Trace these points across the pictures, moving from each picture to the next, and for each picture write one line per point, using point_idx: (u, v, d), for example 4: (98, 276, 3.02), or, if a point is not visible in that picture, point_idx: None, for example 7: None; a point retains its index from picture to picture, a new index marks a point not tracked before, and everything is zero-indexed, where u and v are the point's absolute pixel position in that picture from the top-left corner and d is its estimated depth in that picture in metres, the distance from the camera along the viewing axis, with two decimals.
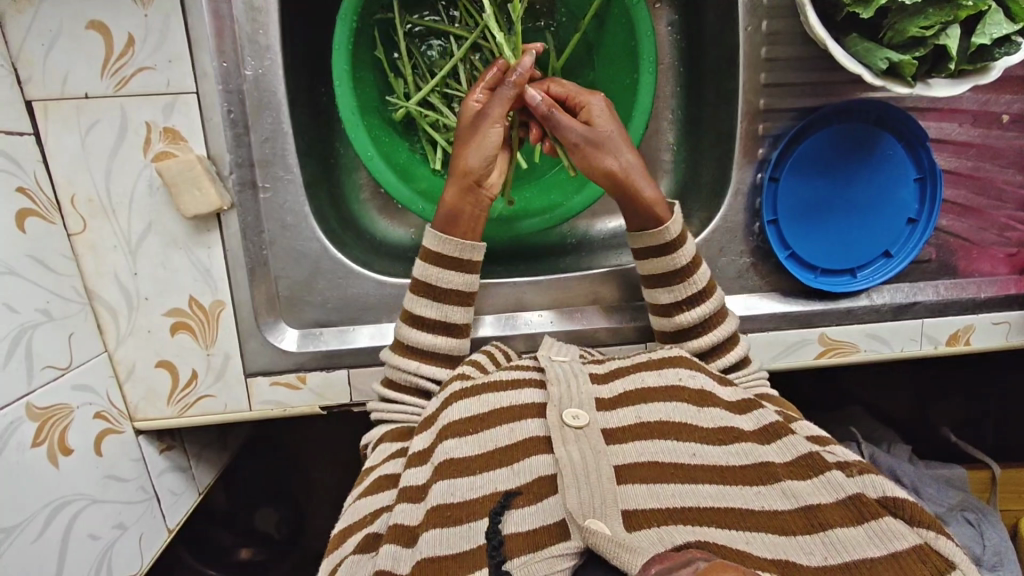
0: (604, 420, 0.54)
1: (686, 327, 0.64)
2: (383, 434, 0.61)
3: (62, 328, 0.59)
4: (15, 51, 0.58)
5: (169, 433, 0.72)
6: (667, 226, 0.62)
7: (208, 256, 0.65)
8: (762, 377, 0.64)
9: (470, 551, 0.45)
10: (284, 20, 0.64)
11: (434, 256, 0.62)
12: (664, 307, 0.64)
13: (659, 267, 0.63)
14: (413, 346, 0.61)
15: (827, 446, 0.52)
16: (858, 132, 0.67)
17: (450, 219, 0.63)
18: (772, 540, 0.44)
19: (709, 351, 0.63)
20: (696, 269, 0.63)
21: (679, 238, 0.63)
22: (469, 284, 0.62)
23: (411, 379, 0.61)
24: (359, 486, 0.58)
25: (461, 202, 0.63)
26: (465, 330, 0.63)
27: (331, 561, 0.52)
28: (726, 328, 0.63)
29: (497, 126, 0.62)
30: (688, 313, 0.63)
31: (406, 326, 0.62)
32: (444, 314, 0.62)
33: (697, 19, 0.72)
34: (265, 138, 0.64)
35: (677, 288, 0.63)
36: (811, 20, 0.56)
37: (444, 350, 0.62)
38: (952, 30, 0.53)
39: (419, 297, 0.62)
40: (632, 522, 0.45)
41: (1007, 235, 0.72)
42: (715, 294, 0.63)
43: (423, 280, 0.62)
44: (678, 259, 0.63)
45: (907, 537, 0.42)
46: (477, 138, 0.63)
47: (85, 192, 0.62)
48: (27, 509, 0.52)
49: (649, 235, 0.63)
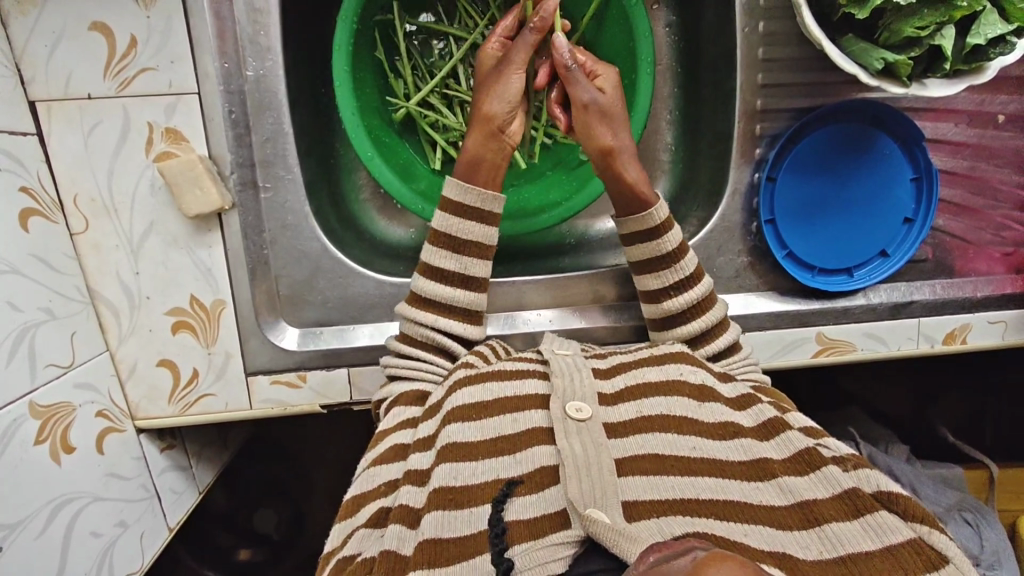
0: (606, 415, 0.54)
1: (674, 312, 0.64)
2: (399, 395, 0.61)
3: (65, 327, 0.59)
4: (19, 52, 0.59)
5: (170, 432, 0.72)
6: (653, 210, 0.63)
7: (210, 256, 0.65)
8: (756, 368, 0.64)
9: (472, 536, 0.45)
10: (285, 21, 0.64)
11: (457, 206, 0.62)
12: (652, 293, 0.65)
13: (648, 253, 0.64)
14: (431, 298, 0.62)
15: (821, 438, 0.52)
16: (855, 131, 0.68)
17: (473, 166, 0.63)
18: (768, 533, 0.44)
19: (699, 337, 0.63)
20: (683, 254, 0.63)
21: (667, 222, 0.63)
22: (488, 236, 0.63)
23: (428, 334, 0.61)
24: (373, 451, 0.58)
25: (484, 148, 0.64)
26: (483, 284, 0.63)
27: (341, 531, 0.52)
28: (716, 313, 0.63)
29: (518, 72, 0.63)
30: (677, 298, 0.63)
31: (424, 279, 0.62)
32: (465, 268, 0.62)
33: (695, 21, 0.73)
34: (266, 139, 0.65)
35: (666, 272, 0.63)
36: (807, 21, 0.57)
37: (463, 304, 0.62)
38: (947, 31, 0.54)
39: (437, 249, 0.62)
40: (632, 512, 0.45)
41: (1003, 234, 0.72)
42: (703, 278, 0.64)
43: (444, 231, 0.62)
44: (664, 244, 0.63)
45: (901, 531, 0.43)
46: (500, 84, 0.63)
47: (87, 192, 0.62)
48: (29, 507, 0.52)
49: (636, 220, 0.63)
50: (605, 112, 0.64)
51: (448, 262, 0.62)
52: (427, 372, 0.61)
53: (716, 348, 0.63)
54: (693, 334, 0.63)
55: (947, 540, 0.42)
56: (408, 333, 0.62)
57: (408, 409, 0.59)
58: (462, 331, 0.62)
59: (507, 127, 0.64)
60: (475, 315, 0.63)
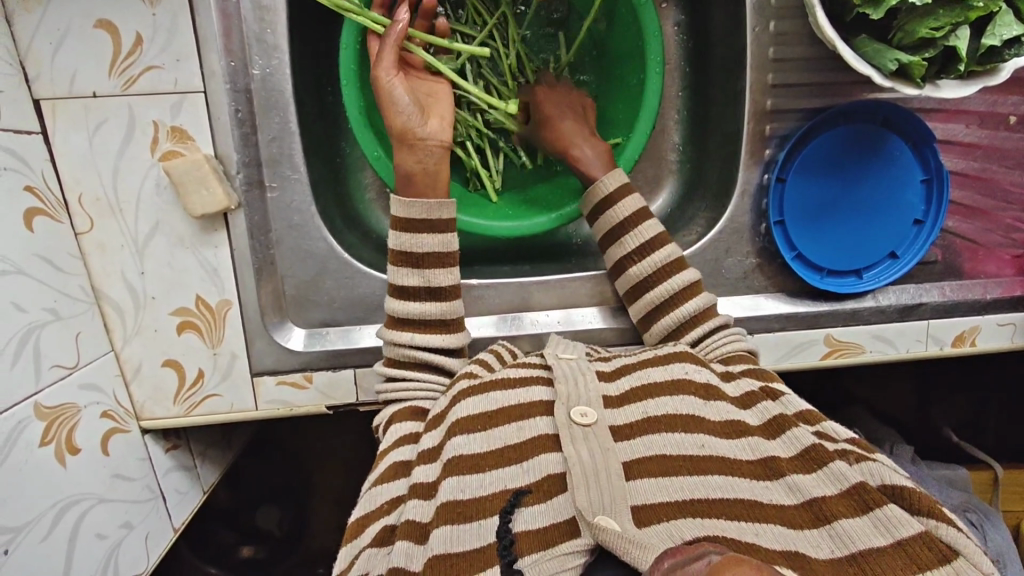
0: (612, 417, 0.53)
1: (639, 280, 0.65)
2: (393, 413, 0.61)
3: (69, 328, 0.59)
4: (24, 50, 0.58)
5: (174, 432, 0.72)
6: (603, 181, 0.66)
7: (216, 257, 0.65)
8: (742, 341, 0.63)
9: (480, 548, 0.44)
10: (292, 19, 0.64)
11: (404, 223, 0.61)
12: (619, 263, 0.66)
13: (606, 222, 0.66)
14: (401, 316, 0.61)
15: (820, 424, 0.52)
16: (867, 133, 0.67)
17: (409, 180, 0.63)
18: (780, 532, 0.44)
19: (668, 301, 0.63)
20: (641, 221, 0.65)
21: (617, 192, 0.66)
22: (445, 245, 0.62)
23: (411, 353, 0.61)
24: (373, 472, 0.58)
25: (411, 162, 0.63)
26: (453, 292, 0.62)
27: (348, 553, 0.52)
28: (679, 276, 0.63)
29: (395, 79, 0.62)
30: (638, 265, 0.64)
31: (393, 299, 0.62)
32: (427, 280, 0.61)
33: (704, 20, 0.72)
34: (273, 138, 0.64)
35: (625, 238, 0.65)
36: (820, 21, 0.56)
37: (433, 313, 0.61)
38: (962, 31, 0.53)
39: (397, 267, 0.61)
40: (641, 517, 0.45)
41: (1013, 236, 0.72)
42: (668, 244, 0.64)
43: (400, 249, 0.61)
44: (620, 211, 0.65)
45: (911, 525, 0.42)
46: (388, 96, 0.62)
47: (91, 191, 0.62)
48: (34, 509, 0.52)
49: (590, 192, 0.67)
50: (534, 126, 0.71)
51: (411, 277, 0.61)
52: (420, 392, 0.61)
53: (681, 316, 0.63)
54: (659, 299, 0.63)
55: (956, 531, 0.41)
56: (393, 356, 0.62)
57: (403, 425, 0.59)
58: (441, 343, 0.62)
59: (422, 139, 0.63)
60: (452, 323, 0.63)
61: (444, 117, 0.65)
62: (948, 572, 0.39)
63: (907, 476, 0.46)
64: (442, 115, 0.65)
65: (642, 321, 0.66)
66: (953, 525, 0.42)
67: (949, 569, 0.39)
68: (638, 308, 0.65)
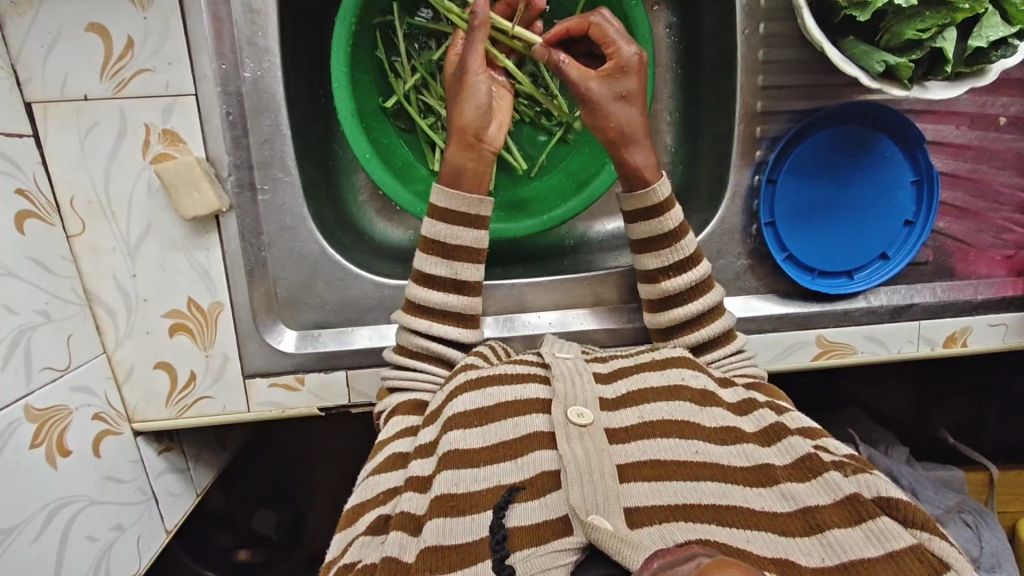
0: (608, 420, 0.53)
1: (670, 294, 0.63)
2: (398, 405, 0.61)
3: (61, 330, 0.59)
4: (15, 53, 0.58)
5: (167, 434, 0.72)
6: (655, 187, 0.62)
7: (207, 258, 0.65)
8: (754, 367, 0.63)
9: (475, 542, 0.45)
10: (284, 23, 0.64)
11: (440, 212, 0.62)
12: (649, 273, 0.64)
13: (646, 232, 0.63)
14: (422, 304, 0.61)
15: (820, 440, 0.52)
16: (855, 134, 0.67)
17: (456, 176, 0.63)
18: (772, 539, 0.44)
19: (695, 319, 0.63)
20: (683, 235, 0.63)
21: (668, 201, 0.62)
22: (478, 240, 0.62)
23: (428, 344, 0.61)
24: (370, 462, 0.58)
25: (463, 158, 0.63)
26: (476, 287, 0.63)
27: (341, 539, 0.52)
28: (708, 299, 0.62)
29: (479, 73, 0.62)
30: (674, 280, 0.62)
31: (417, 286, 0.62)
32: (455, 272, 0.62)
33: (696, 21, 0.73)
34: (264, 140, 0.64)
35: (665, 252, 0.62)
36: (808, 23, 0.56)
37: (457, 308, 0.62)
38: (949, 34, 0.53)
39: (427, 255, 0.62)
40: (634, 519, 0.45)
41: (1004, 236, 0.72)
42: (702, 262, 0.63)
43: (432, 238, 0.62)
44: (666, 222, 0.62)
45: (903, 538, 0.42)
46: (467, 92, 0.63)
47: (83, 194, 0.62)
48: (25, 511, 0.52)
49: (635, 196, 0.63)
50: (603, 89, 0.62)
51: (439, 268, 0.61)
52: (425, 382, 0.61)
53: (708, 334, 0.62)
54: (687, 316, 0.62)
55: (948, 545, 0.41)
56: (405, 344, 0.62)
57: (406, 418, 0.59)
58: (456, 335, 0.62)
59: (483, 140, 0.64)
60: (470, 318, 0.63)
61: (504, 123, 0.67)
62: None
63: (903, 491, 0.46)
64: (500, 121, 0.67)
65: (658, 331, 0.65)
66: (946, 540, 0.42)
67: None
68: (660, 321, 0.64)
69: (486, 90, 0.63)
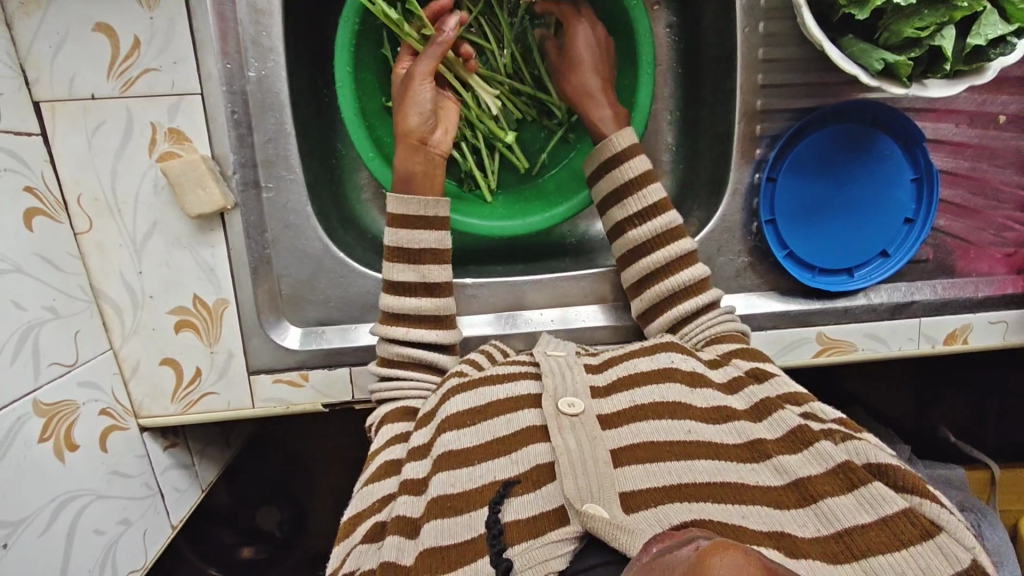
0: (599, 407, 0.54)
1: (638, 243, 0.65)
2: (385, 415, 0.62)
3: (68, 326, 0.60)
4: (24, 53, 0.59)
5: (172, 431, 0.72)
6: (614, 138, 0.66)
7: (213, 256, 0.66)
8: (735, 324, 0.63)
9: (471, 540, 0.45)
10: (287, 23, 0.65)
11: (401, 220, 0.63)
12: (619, 226, 0.66)
13: (611, 183, 0.66)
14: (395, 312, 0.62)
15: (809, 408, 0.52)
16: (855, 132, 0.68)
17: (406, 180, 0.64)
18: (767, 513, 0.44)
19: (663, 271, 0.64)
20: (646, 185, 0.65)
21: (628, 150, 0.66)
22: (440, 241, 0.64)
23: (403, 351, 0.62)
24: (364, 472, 0.58)
25: (411, 161, 0.64)
26: (446, 287, 0.64)
27: (340, 552, 0.52)
28: (677, 245, 0.64)
29: (425, 83, 0.65)
30: (639, 228, 0.65)
31: (389, 294, 0.63)
32: (422, 275, 0.63)
33: (695, 21, 0.73)
34: (268, 138, 0.65)
35: (628, 200, 0.65)
36: (807, 22, 0.57)
37: (430, 311, 0.63)
38: (947, 31, 0.54)
39: (393, 263, 0.63)
40: (629, 503, 0.45)
41: (1004, 234, 0.72)
42: (669, 211, 0.65)
43: (395, 245, 0.63)
44: (626, 171, 0.66)
45: (894, 502, 0.42)
46: (411, 97, 0.65)
47: (90, 192, 0.63)
48: (33, 504, 0.53)
49: (599, 149, 0.67)
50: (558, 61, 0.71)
51: (408, 274, 0.62)
52: (413, 390, 0.62)
53: (677, 281, 0.63)
54: (652, 267, 0.64)
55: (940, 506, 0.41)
56: (385, 354, 0.63)
57: (394, 425, 0.60)
58: (434, 338, 0.63)
59: (429, 144, 0.65)
60: (446, 320, 0.64)
61: (451, 128, 0.67)
62: (933, 549, 0.39)
63: (892, 456, 0.46)
64: (448, 127, 0.67)
65: (632, 287, 0.66)
66: (938, 501, 0.42)
67: (931, 543, 0.39)
68: (633, 274, 0.65)
69: (429, 96, 0.65)
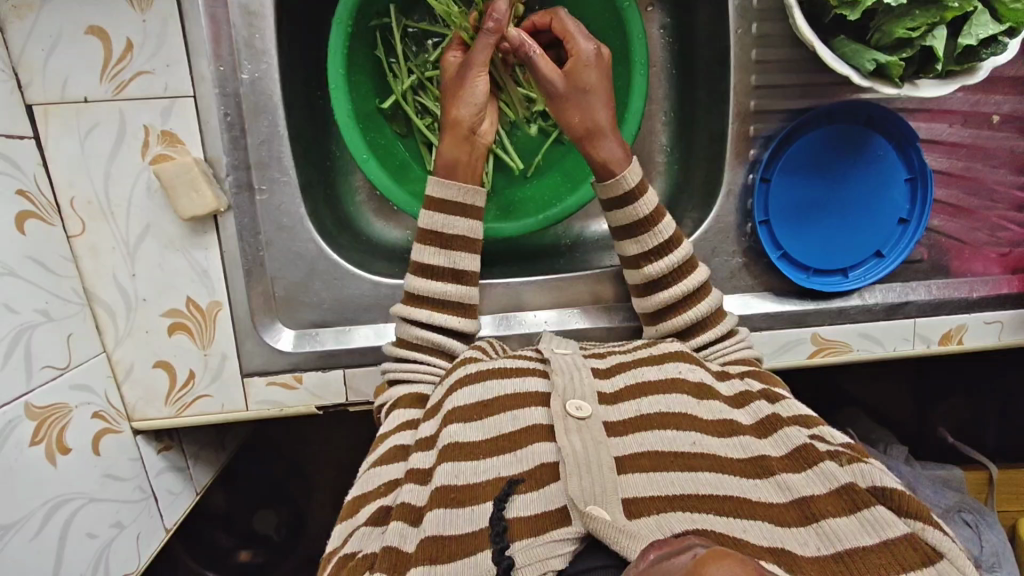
0: (606, 414, 0.54)
1: (655, 278, 0.63)
2: (396, 398, 0.61)
3: (61, 329, 0.60)
4: (16, 56, 0.59)
5: (167, 433, 0.72)
6: (624, 175, 0.63)
7: (206, 258, 0.66)
8: (752, 352, 0.64)
9: (473, 533, 0.45)
10: (280, 26, 0.65)
11: (437, 204, 0.63)
12: (633, 259, 0.64)
13: (625, 218, 0.63)
14: (421, 295, 0.62)
15: (817, 430, 0.52)
16: (849, 133, 0.68)
17: (450, 168, 0.65)
18: (768, 529, 0.44)
19: (685, 300, 0.63)
20: (661, 219, 0.63)
21: (639, 187, 0.63)
22: (473, 230, 0.64)
23: (424, 335, 0.62)
24: (372, 454, 0.58)
25: (458, 150, 0.65)
26: (474, 278, 0.64)
27: (343, 530, 0.52)
28: (692, 280, 0.62)
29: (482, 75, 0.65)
30: (655, 264, 0.63)
31: (416, 278, 0.63)
32: (453, 261, 0.63)
33: (689, 23, 0.73)
34: (261, 141, 0.65)
35: (644, 237, 0.63)
36: (798, 22, 0.57)
37: (454, 297, 0.63)
38: (939, 31, 0.54)
39: (426, 246, 0.63)
40: (632, 509, 0.45)
41: (998, 234, 0.72)
42: (681, 243, 0.63)
43: (431, 228, 0.63)
44: (640, 207, 0.63)
45: (896, 526, 0.43)
46: (466, 89, 0.65)
47: (83, 194, 0.63)
48: (26, 507, 0.53)
49: (606, 187, 0.63)
50: (570, 90, 0.64)
51: (438, 258, 0.63)
52: (426, 373, 0.62)
53: (699, 313, 0.62)
54: (673, 298, 0.63)
55: (940, 534, 0.42)
56: (405, 337, 0.63)
57: (405, 411, 0.59)
58: (457, 324, 0.63)
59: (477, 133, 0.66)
60: (469, 308, 0.64)
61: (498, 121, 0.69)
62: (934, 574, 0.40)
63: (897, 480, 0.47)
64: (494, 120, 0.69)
65: (647, 316, 0.66)
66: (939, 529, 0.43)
67: (932, 569, 0.40)
68: (648, 305, 0.64)
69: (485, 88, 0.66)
